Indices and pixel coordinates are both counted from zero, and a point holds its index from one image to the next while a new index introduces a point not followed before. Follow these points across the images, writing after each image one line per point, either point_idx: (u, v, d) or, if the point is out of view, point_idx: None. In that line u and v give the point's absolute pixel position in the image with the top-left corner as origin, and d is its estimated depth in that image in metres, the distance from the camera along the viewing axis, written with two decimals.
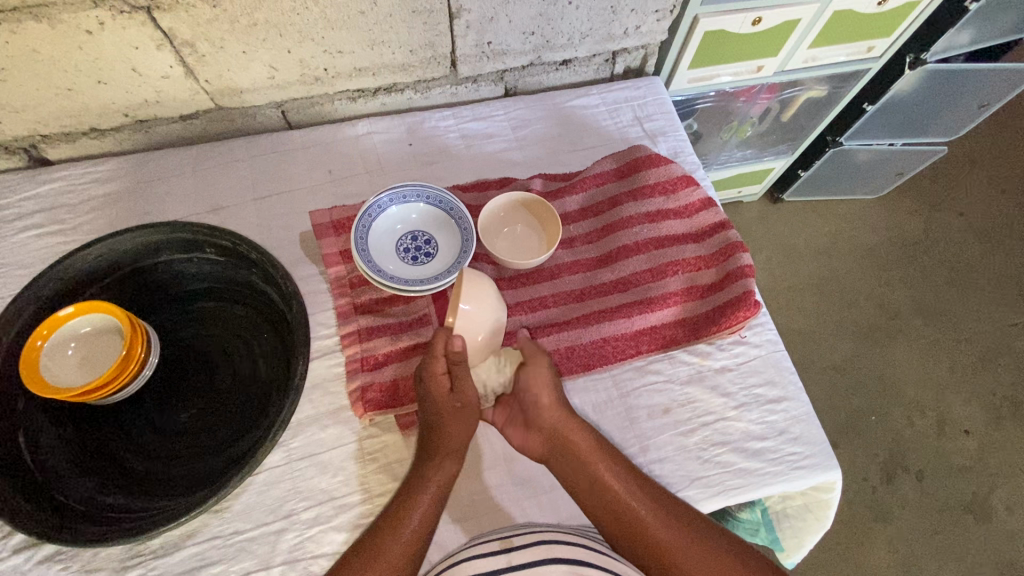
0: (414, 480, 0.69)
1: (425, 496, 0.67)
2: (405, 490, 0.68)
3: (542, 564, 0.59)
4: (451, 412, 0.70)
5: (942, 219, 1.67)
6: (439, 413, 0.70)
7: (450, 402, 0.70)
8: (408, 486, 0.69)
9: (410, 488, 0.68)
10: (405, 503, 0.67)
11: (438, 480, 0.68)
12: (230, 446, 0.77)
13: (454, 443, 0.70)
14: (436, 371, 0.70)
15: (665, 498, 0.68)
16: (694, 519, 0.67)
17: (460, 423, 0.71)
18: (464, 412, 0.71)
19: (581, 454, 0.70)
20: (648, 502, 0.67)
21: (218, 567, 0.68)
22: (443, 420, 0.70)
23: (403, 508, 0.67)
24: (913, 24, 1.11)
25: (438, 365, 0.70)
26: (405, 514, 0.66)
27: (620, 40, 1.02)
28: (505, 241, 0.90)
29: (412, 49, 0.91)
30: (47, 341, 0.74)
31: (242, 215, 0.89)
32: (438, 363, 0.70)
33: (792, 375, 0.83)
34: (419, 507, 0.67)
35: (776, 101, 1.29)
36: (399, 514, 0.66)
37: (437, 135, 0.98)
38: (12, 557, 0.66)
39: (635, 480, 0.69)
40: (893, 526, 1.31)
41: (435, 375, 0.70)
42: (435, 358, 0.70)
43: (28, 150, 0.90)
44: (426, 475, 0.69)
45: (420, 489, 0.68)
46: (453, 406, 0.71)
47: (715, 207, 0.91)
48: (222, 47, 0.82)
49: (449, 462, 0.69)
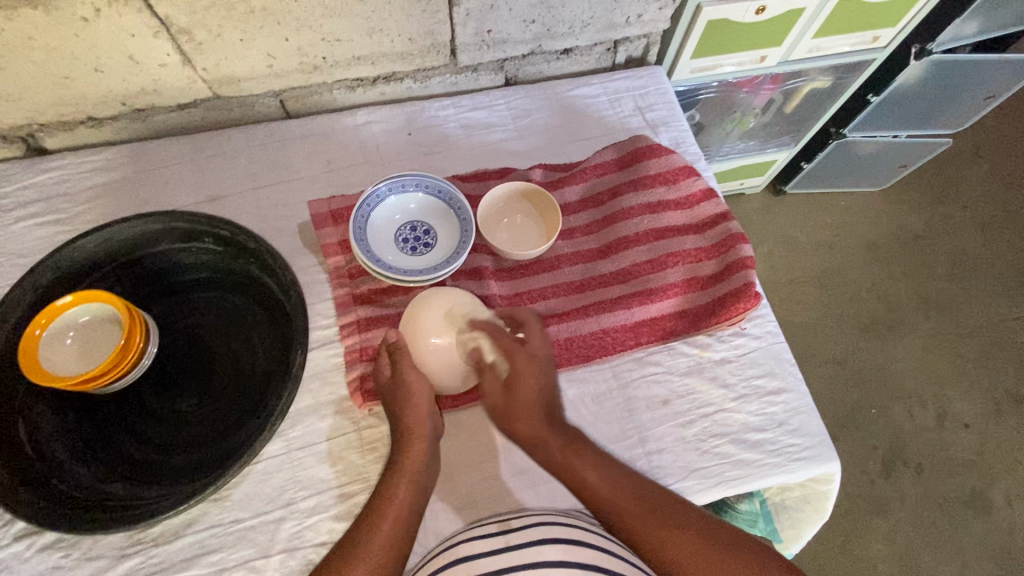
0: (390, 467, 0.69)
1: (403, 480, 0.67)
2: (385, 478, 0.68)
3: (537, 544, 0.58)
4: (395, 395, 0.72)
5: (946, 212, 1.66)
6: (391, 398, 0.72)
7: (389, 386, 0.73)
8: (386, 473, 0.69)
9: (390, 475, 0.68)
10: (386, 489, 0.67)
11: (411, 463, 0.69)
12: (230, 435, 0.77)
13: (415, 426, 0.70)
14: (381, 365, 0.75)
15: (663, 496, 0.65)
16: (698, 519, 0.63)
17: (413, 401, 0.71)
18: (406, 391, 0.71)
19: (539, 430, 0.69)
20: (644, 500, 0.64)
21: (217, 555, 0.68)
22: (399, 404, 0.71)
23: (384, 495, 0.67)
24: (918, 14, 1.10)
25: (382, 363, 0.75)
26: (387, 500, 0.66)
27: (621, 28, 1.01)
28: (505, 232, 0.89)
29: (410, 37, 0.90)
30: (46, 330, 0.74)
31: (240, 205, 0.88)
32: (383, 357, 0.75)
33: (792, 366, 0.83)
34: (398, 495, 0.66)
35: (780, 92, 1.27)
36: (382, 500, 0.66)
37: (436, 125, 0.98)
38: (14, 544, 0.67)
39: (630, 483, 0.66)
40: (891, 519, 1.31)
41: (380, 366, 0.75)
42: (379, 356, 0.75)
43: (26, 139, 0.89)
44: (399, 460, 0.69)
45: (397, 473, 0.68)
46: (398, 394, 0.71)
47: (716, 197, 0.90)
48: (219, 35, 0.81)
49: (416, 444, 0.70)
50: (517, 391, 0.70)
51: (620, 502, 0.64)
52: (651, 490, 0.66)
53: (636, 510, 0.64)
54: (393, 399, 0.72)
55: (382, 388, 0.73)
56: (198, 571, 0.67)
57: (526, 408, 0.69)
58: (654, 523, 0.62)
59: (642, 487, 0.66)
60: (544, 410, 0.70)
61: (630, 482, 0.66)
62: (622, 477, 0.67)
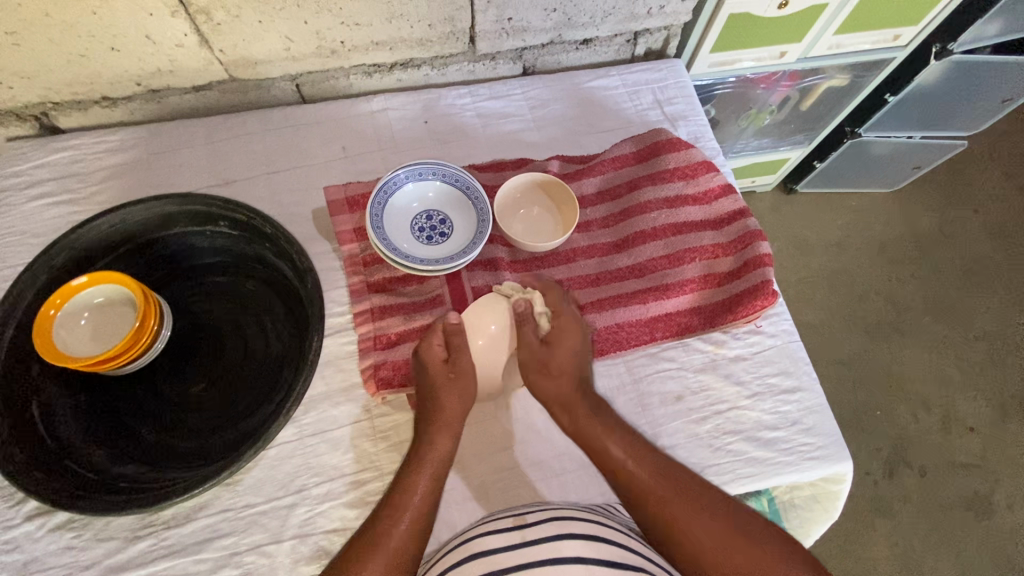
0: (412, 461, 0.68)
1: (424, 474, 0.67)
2: (406, 471, 0.68)
3: (558, 539, 0.57)
4: (449, 381, 0.72)
5: (958, 215, 1.65)
6: (441, 385, 0.72)
7: (443, 371, 0.73)
8: (406, 468, 0.68)
9: (410, 469, 0.67)
10: (407, 481, 0.66)
11: (435, 456, 0.68)
12: (243, 420, 0.77)
13: (450, 420, 0.71)
14: (433, 343, 0.74)
15: (687, 476, 0.66)
16: (721, 501, 0.64)
17: (460, 394, 0.72)
18: (461, 378, 0.72)
19: (569, 398, 0.72)
20: (671, 485, 0.65)
21: (229, 540, 0.68)
22: (443, 392, 0.72)
23: (404, 488, 0.66)
24: (941, 13, 1.09)
25: (435, 337, 0.74)
26: (407, 492, 0.66)
27: (642, 20, 0.99)
28: (520, 223, 0.88)
29: (430, 23, 0.89)
30: (60, 310, 0.74)
31: (255, 189, 0.88)
32: (434, 335, 0.74)
33: (806, 365, 0.83)
34: (419, 487, 0.66)
35: (796, 89, 1.26)
36: (402, 492, 0.66)
37: (453, 113, 0.97)
38: (25, 524, 0.67)
39: (661, 464, 0.67)
40: (894, 520, 1.31)
41: (429, 345, 0.74)
42: (432, 331, 0.74)
43: (39, 117, 0.89)
44: (422, 454, 0.68)
45: (419, 467, 0.67)
46: (447, 389, 0.72)
47: (734, 193, 0.89)
48: (238, 16, 0.80)
49: (445, 439, 0.70)
50: (557, 351, 0.74)
51: (644, 483, 0.65)
52: (673, 469, 0.67)
53: (658, 488, 0.65)
54: (440, 385, 0.72)
55: (429, 367, 0.73)
56: (209, 555, 0.67)
57: (560, 367, 0.73)
58: (678, 509, 0.63)
59: (669, 470, 0.66)
60: (577, 380, 0.74)
61: (657, 463, 0.67)
62: (648, 454, 0.68)
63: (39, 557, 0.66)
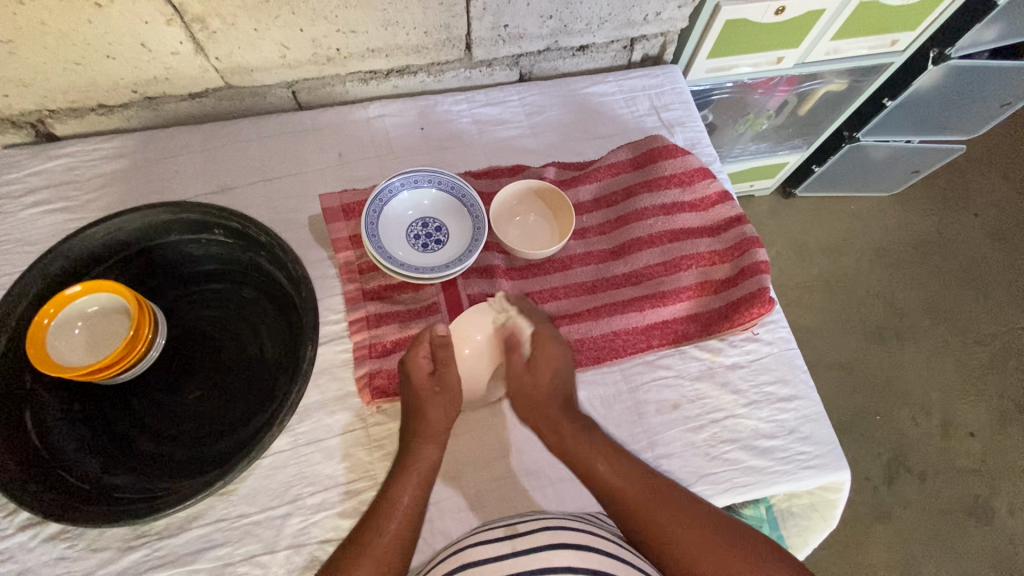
0: (398, 469, 0.68)
1: (411, 482, 0.67)
2: (392, 479, 0.68)
3: (546, 550, 0.57)
4: (433, 395, 0.72)
5: (958, 219, 1.65)
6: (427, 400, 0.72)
7: (430, 385, 0.73)
8: (392, 475, 0.68)
9: (396, 475, 0.68)
10: (392, 489, 0.66)
11: (422, 465, 0.68)
12: (237, 430, 0.76)
13: (436, 427, 0.71)
14: (419, 355, 0.73)
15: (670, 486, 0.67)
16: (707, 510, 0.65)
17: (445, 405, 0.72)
18: (445, 394, 0.72)
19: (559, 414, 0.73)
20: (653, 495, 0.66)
21: (223, 550, 0.68)
22: (428, 403, 0.72)
23: (390, 498, 0.66)
24: (938, 19, 1.09)
25: (421, 349, 0.73)
26: (394, 501, 0.66)
27: (639, 26, 0.99)
28: (516, 230, 0.88)
29: (426, 30, 0.89)
30: (53, 320, 0.73)
31: (251, 196, 0.88)
32: (421, 347, 0.73)
33: (803, 373, 0.82)
34: (405, 495, 0.66)
35: (793, 94, 1.26)
36: (388, 502, 0.65)
37: (449, 120, 0.97)
38: (19, 534, 0.67)
39: (643, 475, 0.68)
40: (893, 526, 1.31)
41: (416, 358, 0.73)
42: (419, 343, 0.73)
43: (35, 125, 0.89)
44: (409, 462, 0.68)
45: (406, 475, 0.67)
46: (433, 401, 0.72)
47: (731, 200, 0.89)
48: (234, 24, 0.80)
49: (431, 446, 0.70)
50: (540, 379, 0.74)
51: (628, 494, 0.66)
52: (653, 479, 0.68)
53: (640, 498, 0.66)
54: (427, 397, 0.72)
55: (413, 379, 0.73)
56: (203, 566, 0.67)
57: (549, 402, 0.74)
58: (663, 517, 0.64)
59: (651, 478, 0.68)
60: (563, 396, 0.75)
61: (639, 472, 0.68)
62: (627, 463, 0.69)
63: (32, 567, 0.66)
